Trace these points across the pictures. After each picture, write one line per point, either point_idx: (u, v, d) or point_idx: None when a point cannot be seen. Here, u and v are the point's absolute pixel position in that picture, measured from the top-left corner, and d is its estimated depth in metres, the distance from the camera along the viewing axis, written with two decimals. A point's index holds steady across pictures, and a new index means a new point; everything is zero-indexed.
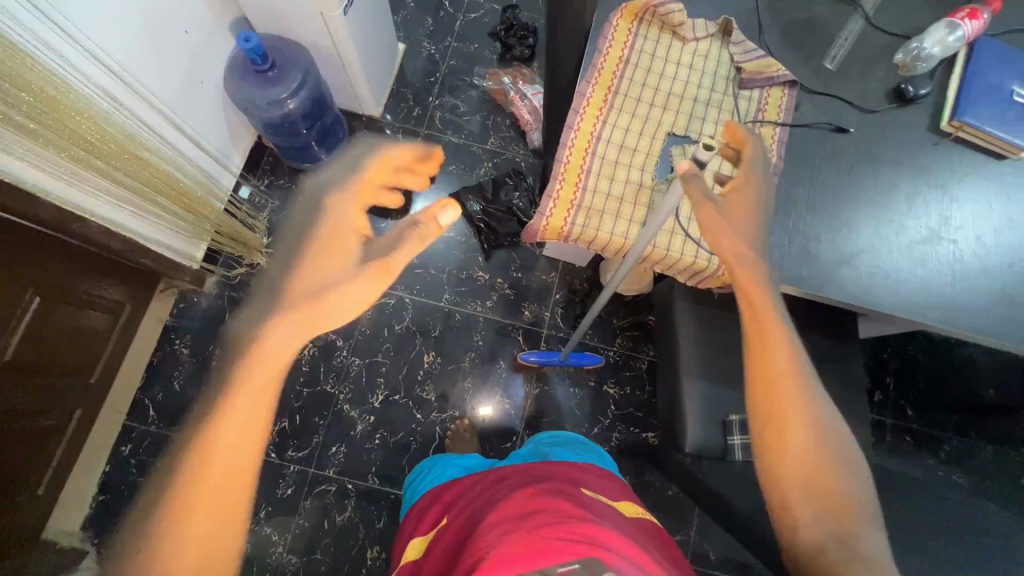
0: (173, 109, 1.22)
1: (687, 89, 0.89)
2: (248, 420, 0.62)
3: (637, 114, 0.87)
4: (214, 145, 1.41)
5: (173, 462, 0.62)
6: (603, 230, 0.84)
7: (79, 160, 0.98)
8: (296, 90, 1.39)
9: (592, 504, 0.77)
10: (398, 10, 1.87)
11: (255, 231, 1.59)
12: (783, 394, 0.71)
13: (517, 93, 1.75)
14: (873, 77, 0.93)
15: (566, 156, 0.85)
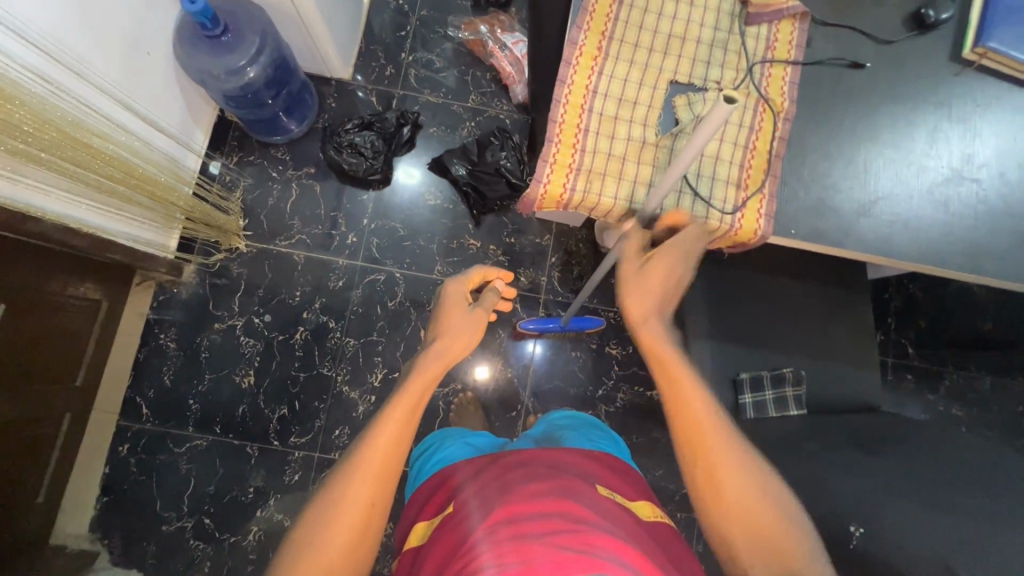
0: (121, 89, 1.11)
1: (689, 28, 0.79)
2: (401, 431, 0.80)
3: (635, 62, 0.78)
4: (173, 124, 1.30)
5: (337, 475, 0.78)
6: (605, 195, 0.76)
7: (24, 156, 0.89)
8: (254, 57, 1.27)
9: (604, 506, 0.76)
10: None
11: (228, 213, 1.49)
12: (709, 447, 0.73)
13: (496, 43, 1.62)
14: (891, 3, 0.84)
15: (560, 114, 0.76)
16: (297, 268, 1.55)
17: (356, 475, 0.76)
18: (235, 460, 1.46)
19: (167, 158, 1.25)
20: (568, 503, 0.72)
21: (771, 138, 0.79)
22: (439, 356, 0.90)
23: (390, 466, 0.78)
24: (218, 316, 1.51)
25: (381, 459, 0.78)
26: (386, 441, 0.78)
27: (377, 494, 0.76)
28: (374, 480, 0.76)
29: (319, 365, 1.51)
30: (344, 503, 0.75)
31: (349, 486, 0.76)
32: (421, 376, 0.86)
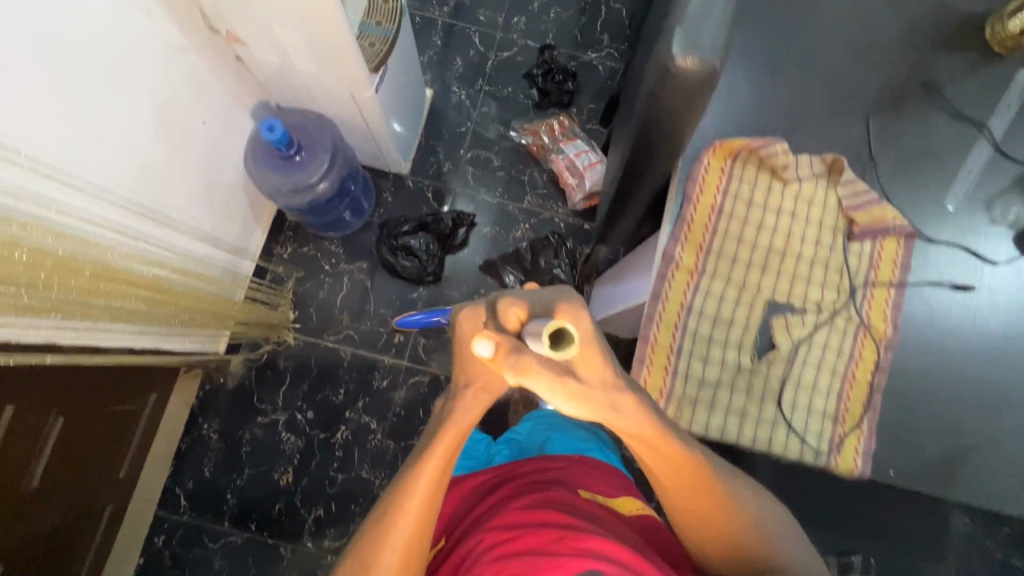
0: (191, 220, 1.11)
1: (789, 242, 0.77)
2: (427, 495, 0.70)
3: (732, 279, 0.76)
4: (235, 236, 1.31)
5: (362, 540, 0.71)
6: (697, 421, 0.75)
7: (101, 314, 0.89)
8: (326, 171, 1.28)
9: (591, 512, 0.79)
10: (424, 51, 1.72)
11: (278, 310, 1.51)
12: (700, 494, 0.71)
13: (556, 150, 1.61)
14: (1000, 220, 0.80)
15: (653, 332, 0.74)
16: (343, 365, 1.54)
17: (385, 538, 0.70)
18: (267, 560, 1.44)
19: (225, 273, 1.25)
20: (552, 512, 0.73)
21: (872, 368, 0.74)
22: (481, 405, 0.67)
23: (425, 524, 0.71)
24: (261, 408, 1.51)
25: (411, 524, 0.70)
26: (421, 495, 0.69)
27: (409, 552, 0.70)
28: (406, 543, 0.70)
29: (358, 467, 1.49)
30: (380, 560, 0.70)
31: (381, 557, 0.70)
32: (457, 425, 0.68)
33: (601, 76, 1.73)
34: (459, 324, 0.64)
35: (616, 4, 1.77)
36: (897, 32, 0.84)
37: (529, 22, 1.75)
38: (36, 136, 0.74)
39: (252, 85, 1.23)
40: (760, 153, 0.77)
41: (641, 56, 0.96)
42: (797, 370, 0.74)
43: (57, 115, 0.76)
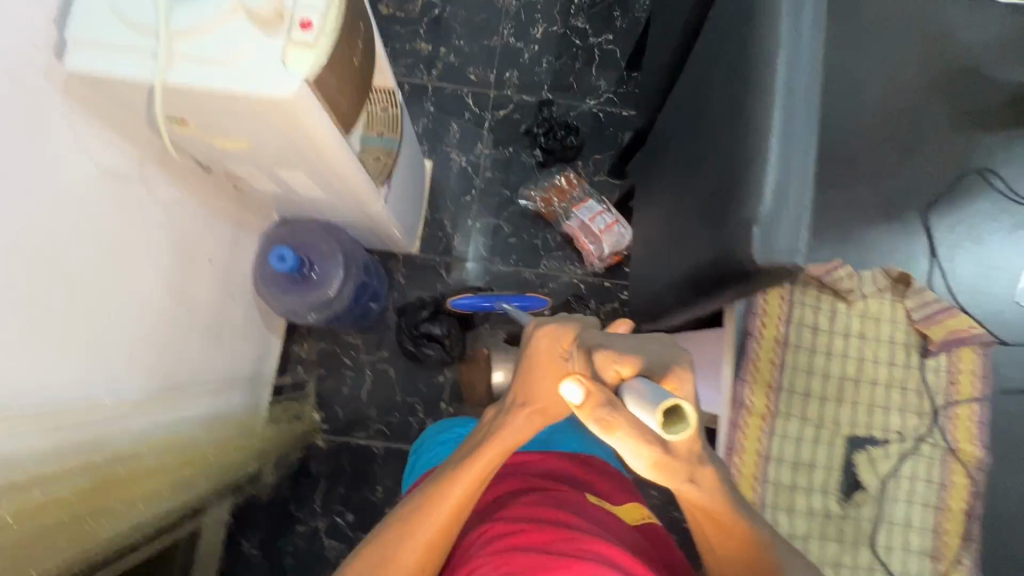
0: (199, 374, 1.05)
1: (862, 368, 0.91)
2: (459, 496, 0.68)
3: (807, 399, 0.91)
4: (246, 367, 1.26)
5: (382, 533, 0.70)
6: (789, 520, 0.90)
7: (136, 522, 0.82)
8: (335, 273, 1.20)
9: (597, 513, 0.76)
10: (417, 119, 1.66)
11: (304, 416, 1.46)
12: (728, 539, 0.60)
13: (568, 212, 1.56)
14: None
15: (736, 453, 0.90)
16: (376, 461, 1.50)
17: (409, 535, 0.69)
18: None
19: (242, 415, 1.22)
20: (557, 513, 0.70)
21: None
22: (534, 427, 0.66)
23: (451, 529, 0.70)
24: (299, 517, 1.47)
25: (437, 524, 0.68)
26: (450, 507, 0.68)
27: (432, 552, 0.69)
28: (430, 545, 0.69)
29: None
30: (396, 558, 0.68)
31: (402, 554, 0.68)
32: (501, 444, 0.67)
33: (603, 125, 1.67)
34: (537, 341, 0.66)
35: (609, 47, 1.71)
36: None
37: (522, 76, 1.69)
38: (46, 366, 0.69)
39: (252, 205, 1.17)
40: (826, 280, 0.91)
41: (670, 156, 0.91)
42: (885, 505, 0.90)
43: (60, 335, 0.71)
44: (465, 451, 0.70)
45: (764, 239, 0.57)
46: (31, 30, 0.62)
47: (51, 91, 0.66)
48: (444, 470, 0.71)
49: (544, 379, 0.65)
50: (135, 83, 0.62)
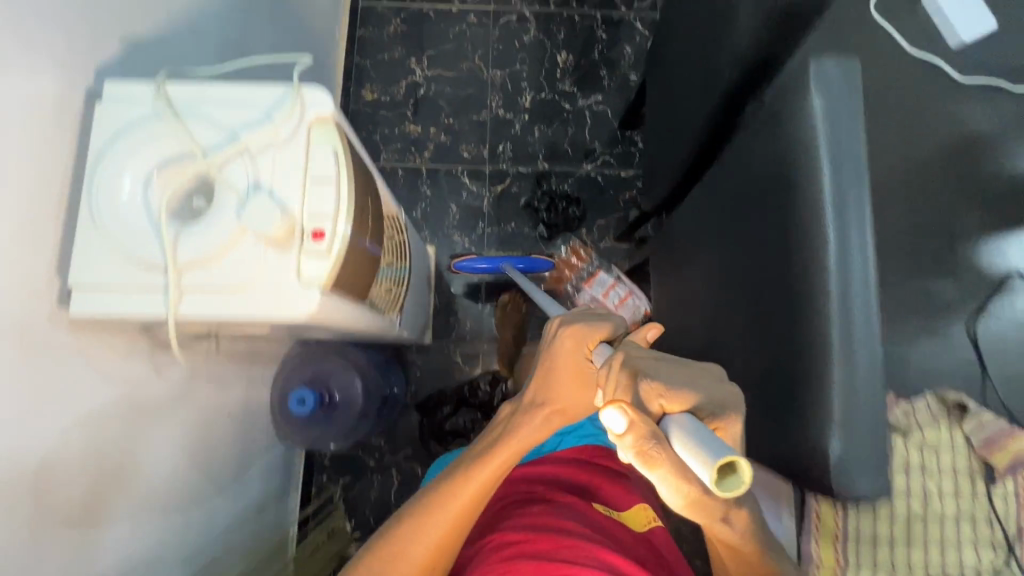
0: (221, 540, 1.00)
1: (928, 503, 0.96)
2: (471, 492, 0.71)
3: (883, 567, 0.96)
4: (271, 504, 1.21)
5: (394, 523, 0.73)
6: None
7: None
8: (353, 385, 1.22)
9: (606, 524, 0.82)
10: (415, 204, 1.63)
11: (340, 529, 1.39)
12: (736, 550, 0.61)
13: (579, 288, 1.52)
14: None
15: None
16: None
17: (420, 527, 0.71)
18: None
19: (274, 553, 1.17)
20: (567, 523, 0.76)
21: None
22: (548, 428, 0.71)
23: (461, 526, 0.72)
24: None
25: (448, 519, 0.71)
26: (460, 506, 0.71)
27: (441, 546, 0.72)
28: (440, 538, 0.71)
29: None
30: (407, 550, 0.70)
31: (411, 544, 0.70)
32: (515, 445, 0.71)
33: (604, 189, 1.65)
34: (560, 340, 0.69)
35: (599, 107, 1.69)
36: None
37: (516, 147, 1.67)
38: None
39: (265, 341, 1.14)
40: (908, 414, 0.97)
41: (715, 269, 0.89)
42: None
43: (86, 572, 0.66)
44: (481, 448, 0.74)
45: (844, 453, 0.62)
46: (32, 283, 0.58)
47: (59, 337, 0.62)
48: (458, 465, 0.74)
49: (565, 379, 0.70)
50: (149, 317, 0.59)
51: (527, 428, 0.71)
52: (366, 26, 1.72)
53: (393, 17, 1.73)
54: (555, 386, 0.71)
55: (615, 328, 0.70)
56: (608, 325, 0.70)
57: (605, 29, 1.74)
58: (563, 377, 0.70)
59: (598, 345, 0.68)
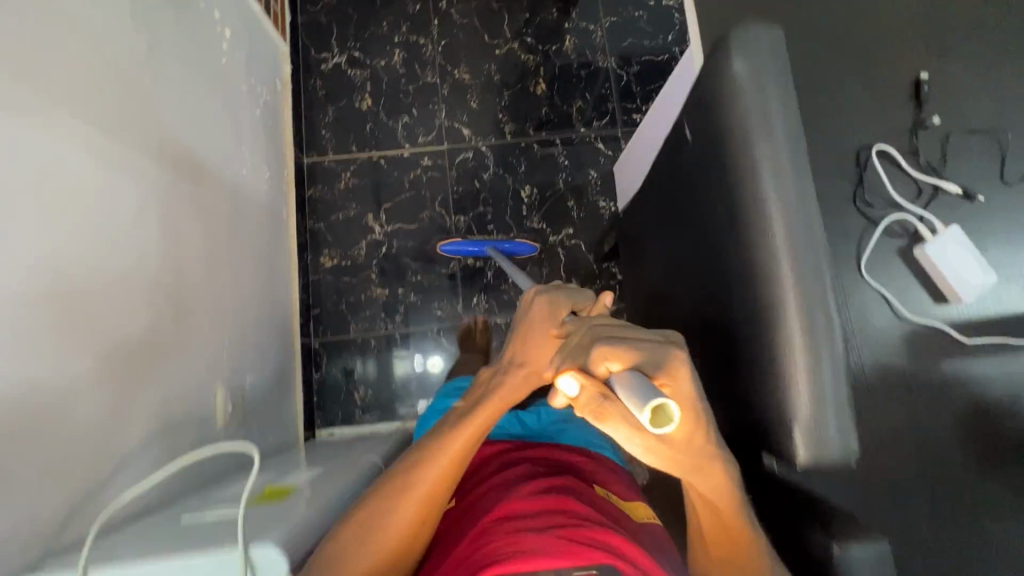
0: None
1: None
2: (459, 451, 0.73)
3: None
4: None
5: (388, 479, 0.74)
6: None
7: None
8: None
9: (607, 505, 0.79)
10: (393, 375, 1.54)
11: None
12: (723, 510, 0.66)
13: None
14: None
15: None
16: None
17: (413, 485, 0.72)
18: None
19: None
20: (567, 500, 0.73)
21: None
22: (528, 388, 0.72)
23: (449, 482, 0.74)
24: None
25: (438, 475, 0.73)
26: (449, 460, 0.73)
27: (430, 503, 0.73)
28: (429, 494, 0.73)
29: None
30: (400, 506, 0.72)
31: (402, 500, 0.72)
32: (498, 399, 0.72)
33: None
34: (535, 307, 0.71)
35: (572, 242, 1.62)
36: (992, 500, 0.72)
37: (491, 298, 1.58)
38: None
39: None
40: None
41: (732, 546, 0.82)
42: None
43: None
44: (467, 407, 0.75)
45: None
46: None
47: None
48: (445, 424, 0.75)
49: (540, 343, 0.69)
50: None
51: (508, 386, 0.72)
52: (316, 184, 1.62)
53: (341, 171, 1.63)
54: (529, 345, 0.70)
55: (580, 300, 0.72)
56: (578, 295, 0.72)
57: (566, 154, 1.66)
58: (538, 336, 0.69)
59: (568, 314, 0.69)
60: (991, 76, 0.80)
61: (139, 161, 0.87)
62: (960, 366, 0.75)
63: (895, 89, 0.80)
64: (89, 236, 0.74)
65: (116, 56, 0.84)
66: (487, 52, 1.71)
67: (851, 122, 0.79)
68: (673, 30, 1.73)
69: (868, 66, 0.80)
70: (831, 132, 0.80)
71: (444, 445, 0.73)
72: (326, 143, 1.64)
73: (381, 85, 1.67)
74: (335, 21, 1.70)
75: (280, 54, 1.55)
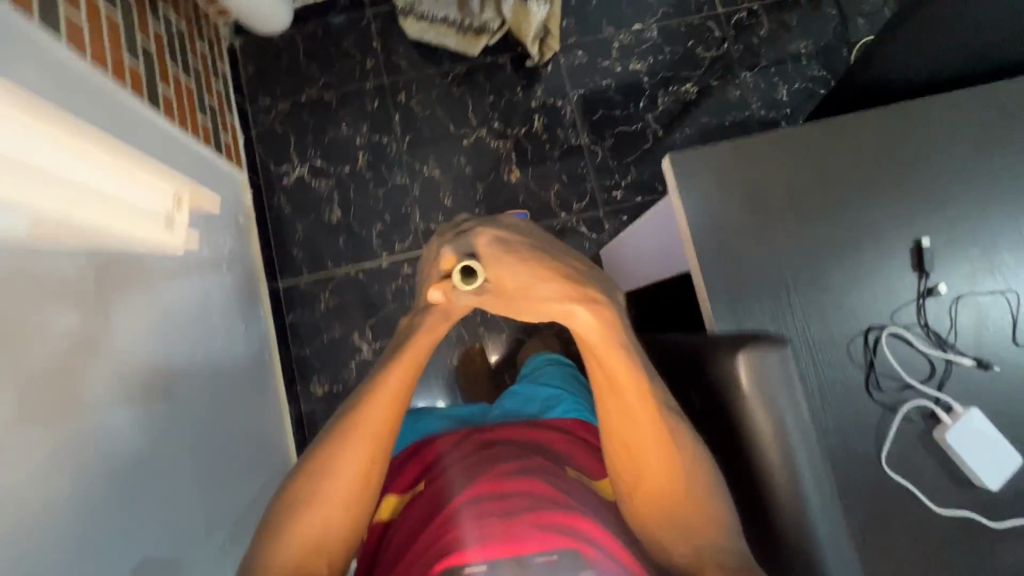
0: None
1: None
2: (392, 402, 0.76)
3: None
4: None
5: (330, 432, 0.75)
6: None
7: None
8: None
9: (574, 484, 0.79)
10: None
11: None
12: (640, 415, 0.73)
13: None
14: None
15: None
16: None
17: (352, 438, 0.74)
18: None
19: None
20: (536, 481, 0.74)
21: None
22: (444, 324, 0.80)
23: (386, 431, 0.76)
24: None
25: (376, 425, 0.75)
26: (382, 404, 0.76)
27: (372, 455, 0.75)
28: (368, 444, 0.74)
29: None
30: (342, 465, 0.73)
31: (342, 457, 0.73)
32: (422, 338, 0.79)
33: None
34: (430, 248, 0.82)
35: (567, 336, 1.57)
36: None
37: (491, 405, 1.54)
38: None
39: None
40: None
41: None
42: None
43: None
44: (389, 358, 0.79)
45: None
46: None
47: None
48: (370, 380, 0.78)
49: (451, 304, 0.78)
50: None
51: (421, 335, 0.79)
52: (295, 309, 1.55)
53: (320, 292, 1.56)
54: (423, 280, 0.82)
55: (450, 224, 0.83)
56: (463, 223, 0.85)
57: None
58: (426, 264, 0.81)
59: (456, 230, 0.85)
60: (990, 231, 0.76)
61: (109, 419, 0.82)
62: (999, 556, 0.71)
63: (893, 259, 0.77)
64: (72, 540, 0.71)
65: (77, 323, 0.79)
66: (455, 143, 1.64)
67: (854, 299, 0.76)
68: (643, 96, 1.67)
69: (862, 234, 0.77)
70: (838, 309, 0.76)
71: (370, 395, 0.76)
72: (300, 264, 1.57)
73: (349, 193, 1.60)
74: (291, 129, 1.62)
75: (239, 183, 1.47)
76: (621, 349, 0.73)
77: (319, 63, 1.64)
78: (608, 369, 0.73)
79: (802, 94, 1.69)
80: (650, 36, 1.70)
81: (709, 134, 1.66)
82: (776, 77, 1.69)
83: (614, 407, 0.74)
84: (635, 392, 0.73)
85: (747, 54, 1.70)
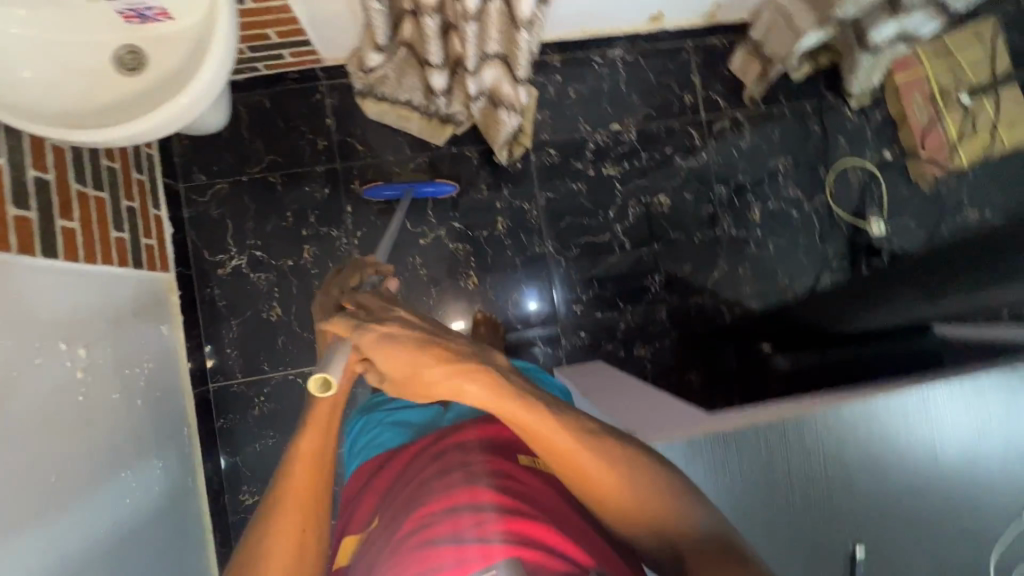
0: None
1: None
2: (314, 447, 0.76)
3: None
4: None
5: (266, 500, 0.75)
6: None
7: None
8: None
9: (528, 480, 0.72)
10: None
11: None
12: (578, 460, 0.70)
13: None
14: None
15: None
16: None
17: (282, 503, 0.74)
18: None
19: None
20: (473, 490, 0.66)
21: None
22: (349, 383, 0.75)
23: (312, 485, 0.75)
24: None
25: (303, 482, 0.75)
26: (305, 450, 0.75)
27: (308, 515, 0.74)
28: (301, 508, 0.74)
29: None
30: (277, 525, 0.73)
31: (276, 520, 0.73)
32: (324, 401, 0.76)
33: None
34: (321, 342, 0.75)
35: None
36: None
37: None
38: None
39: None
40: None
41: None
42: None
43: None
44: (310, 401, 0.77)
45: None
46: None
47: None
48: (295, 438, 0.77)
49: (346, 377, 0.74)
50: None
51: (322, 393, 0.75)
52: (226, 414, 1.45)
53: (254, 396, 1.46)
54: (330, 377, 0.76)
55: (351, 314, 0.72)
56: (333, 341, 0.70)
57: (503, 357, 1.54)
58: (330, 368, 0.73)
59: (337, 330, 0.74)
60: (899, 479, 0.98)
61: None
62: None
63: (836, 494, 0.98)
64: None
65: None
66: (411, 242, 1.52)
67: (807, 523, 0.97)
68: (614, 204, 1.59)
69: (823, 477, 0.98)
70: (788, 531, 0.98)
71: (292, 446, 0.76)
72: (233, 365, 1.46)
73: (290, 289, 1.48)
74: (228, 213, 1.46)
75: (165, 283, 1.36)
76: (536, 410, 0.69)
77: (264, 138, 1.48)
78: (534, 431, 0.69)
79: (775, 215, 1.64)
80: (627, 139, 1.60)
81: (676, 252, 1.61)
82: (751, 194, 1.64)
83: (554, 458, 0.70)
84: (561, 441, 0.70)
85: (725, 167, 1.64)
